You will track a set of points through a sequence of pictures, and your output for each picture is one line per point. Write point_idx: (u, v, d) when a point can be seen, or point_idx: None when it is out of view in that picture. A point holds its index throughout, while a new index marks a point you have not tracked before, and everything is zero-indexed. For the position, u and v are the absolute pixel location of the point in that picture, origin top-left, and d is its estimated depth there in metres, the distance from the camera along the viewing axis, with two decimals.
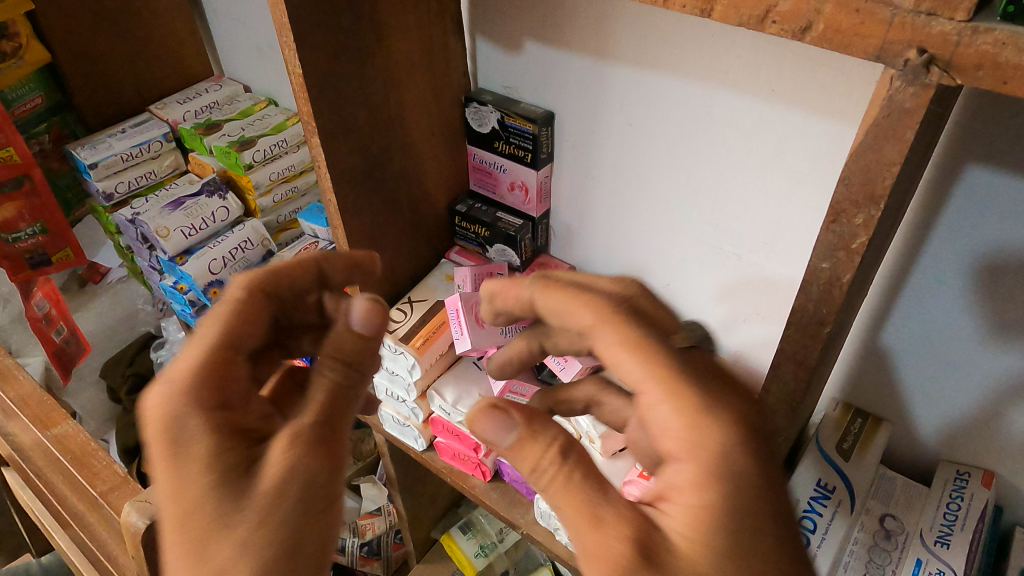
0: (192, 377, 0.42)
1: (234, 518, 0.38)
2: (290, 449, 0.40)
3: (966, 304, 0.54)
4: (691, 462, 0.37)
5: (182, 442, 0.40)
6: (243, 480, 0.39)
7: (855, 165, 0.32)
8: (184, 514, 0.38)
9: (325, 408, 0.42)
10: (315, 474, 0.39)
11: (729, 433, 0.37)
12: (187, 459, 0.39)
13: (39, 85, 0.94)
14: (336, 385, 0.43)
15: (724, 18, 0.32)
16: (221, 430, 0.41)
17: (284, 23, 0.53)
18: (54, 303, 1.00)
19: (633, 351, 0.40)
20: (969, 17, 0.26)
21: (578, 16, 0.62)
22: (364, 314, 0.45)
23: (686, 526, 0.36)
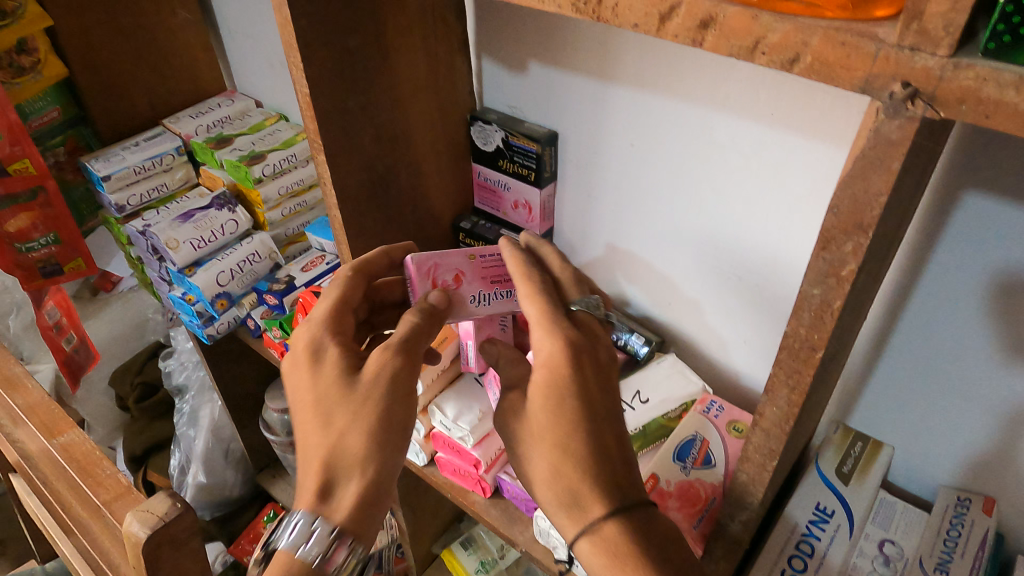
0: (318, 328, 0.54)
1: (347, 405, 0.48)
2: (392, 355, 0.50)
3: (963, 331, 0.54)
4: (540, 361, 0.50)
5: (313, 361, 0.51)
6: (353, 376, 0.50)
7: (842, 195, 0.32)
8: (315, 407, 0.49)
9: (417, 335, 0.53)
10: (403, 373, 0.50)
11: (559, 341, 0.50)
12: (319, 373, 0.51)
13: (56, 99, 0.96)
14: (420, 329, 0.53)
15: (715, 49, 0.32)
16: (341, 350, 0.52)
17: (292, 44, 0.54)
18: (65, 312, 1.04)
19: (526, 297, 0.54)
20: (951, 53, 0.26)
21: (580, 39, 0.63)
22: (439, 297, 0.56)
23: (531, 398, 0.50)
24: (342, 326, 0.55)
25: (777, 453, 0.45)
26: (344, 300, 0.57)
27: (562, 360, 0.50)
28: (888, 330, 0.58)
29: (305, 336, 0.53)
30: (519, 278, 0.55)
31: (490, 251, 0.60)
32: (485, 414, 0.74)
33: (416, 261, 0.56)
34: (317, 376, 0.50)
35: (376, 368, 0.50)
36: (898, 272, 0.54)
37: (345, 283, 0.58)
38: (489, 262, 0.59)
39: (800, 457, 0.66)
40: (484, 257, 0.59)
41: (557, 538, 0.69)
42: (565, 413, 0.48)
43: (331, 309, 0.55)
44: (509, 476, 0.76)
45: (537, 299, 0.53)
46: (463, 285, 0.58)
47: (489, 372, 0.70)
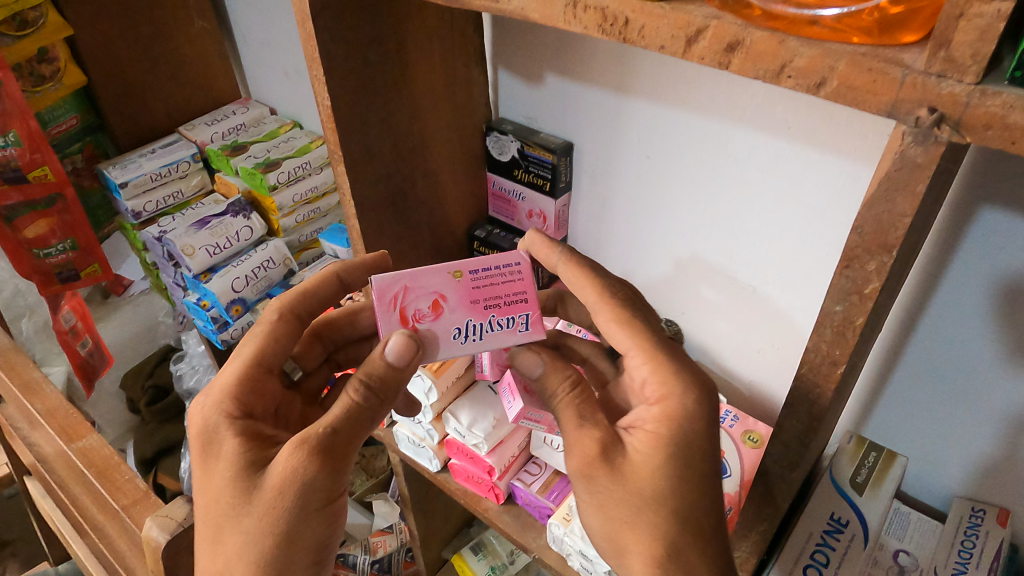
0: (220, 403, 0.50)
1: (241, 517, 0.46)
2: (302, 458, 0.45)
3: (978, 344, 0.54)
4: (660, 407, 0.46)
5: (208, 449, 0.48)
6: (251, 481, 0.46)
7: (867, 214, 0.33)
8: (211, 509, 0.47)
9: (343, 426, 0.47)
10: (317, 480, 0.45)
11: (688, 387, 0.45)
12: (213, 465, 0.48)
13: (75, 107, 0.97)
14: (345, 418, 0.47)
15: (742, 72, 0.33)
16: (243, 438, 0.48)
17: (314, 58, 0.55)
18: (81, 316, 1.04)
19: (618, 324, 0.48)
20: (978, 80, 0.26)
21: (597, 52, 0.63)
22: (398, 349, 0.47)
23: (640, 445, 0.45)
24: (250, 396, 0.51)
25: (796, 465, 0.46)
26: (257, 362, 0.53)
27: (684, 406, 0.45)
28: (902, 342, 0.58)
29: (202, 414, 0.49)
30: (600, 299, 0.49)
31: (483, 268, 0.51)
32: (499, 421, 0.74)
33: (379, 287, 0.49)
34: (213, 470, 0.48)
35: (281, 475, 0.45)
36: (914, 286, 0.55)
37: (264, 336, 0.54)
38: (479, 281, 0.50)
39: (814, 467, 0.67)
40: (474, 276, 0.50)
41: (571, 545, 0.70)
42: (680, 464, 0.44)
43: (240, 376, 0.51)
44: (522, 483, 0.77)
45: (635, 328, 0.48)
46: (445, 312, 0.49)
47: (505, 380, 0.70)
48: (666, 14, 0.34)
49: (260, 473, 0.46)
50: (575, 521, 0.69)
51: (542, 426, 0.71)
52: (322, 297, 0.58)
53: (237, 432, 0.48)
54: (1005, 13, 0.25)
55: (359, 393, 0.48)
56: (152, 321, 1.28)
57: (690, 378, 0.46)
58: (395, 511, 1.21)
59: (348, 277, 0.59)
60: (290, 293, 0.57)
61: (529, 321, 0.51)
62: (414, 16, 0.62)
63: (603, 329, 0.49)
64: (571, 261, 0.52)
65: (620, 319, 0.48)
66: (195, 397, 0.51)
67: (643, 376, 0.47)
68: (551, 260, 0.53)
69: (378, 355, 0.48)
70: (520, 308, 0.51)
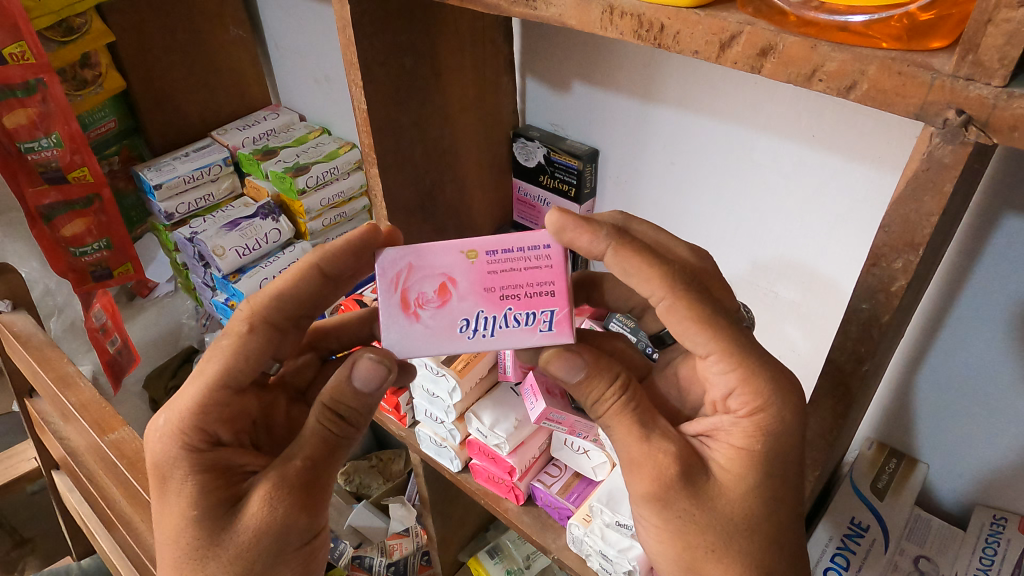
0: (181, 435, 0.49)
1: (207, 560, 0.46)
2: (276, 501, 0.46)
3: (1002, 351, 0.55)
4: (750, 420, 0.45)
5: (169, 483, 0.48)
6: (221, 522, 0.47)
7: (895, 214, 0.35)
8: (171, 546, 0.47)
9: (316, 463, 0.48)
10: (293, 521, 0.47)
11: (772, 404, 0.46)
12: (173, 500, 0.48)
13: (113, 111, 1.01)
14: (316, 456, 0.48)
15: (774, 76, 0.34)
16: (209, 474, 0.48)
17: (353, 63, 0.57)
18: (111, 315, 1.07)
19: (701, 327, 0.46)
20: (1004, 83, 0.28)
21: (626, 59, 0.65)
22: (366, 372, 0.48)
23: (727, 463, 0.46)
24: (216, 421, 0.50)
25: (819, 463, 0.48)
26: (220, 381, 0.50)
27: (774, 420, 0.45)
28: (925, 348, 0.59)
29: (161, 444, 0.49)
30: (671, 297, 0.46)
31: (501, 249, 0.47)
32: (521, 422, 0.75)
33: (381, 265, 0.47)
34: (174, 506, 0.47)
35: (253, 518, 0.46)
36: (937, 292, 0.56)
37: (233, 350, 0.51)
38: (495, 265, 0.47)
39: (834, 473, 0.68)
40: (490, 258, 0.47)
41: (590, 545, 0.70)
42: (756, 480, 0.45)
43: (203, 399, 0.50)
44: (542, 483, 0.78)
45: (717, 331, 0.46)
46: (452, 299, 0.47)
47: (528, 380, 0.71)
48: (701, 20, 0.35)
49: (229, 512, 0.47)
50: (596, 521, 0.70)
51: (564, 427, 0.72)
52: (301, 295, 0.53)
53: (202, 468, 0.48)
54: None
55: (328, 425, 0.48)
56: (175, 326, 1.25)
57: (779, 380, 0.46)
58: (411, 514, 1.21)
59: (329, 267, 0.53)
60: (259, 296, 0.52)
61: (553, 318, 0.48)
62: (449, 26, 0.64)
63: (679, 331, 0.47)
64: (622, 250, 0.46)
65: (701, 321, 0.46)
66: (153, 417, 0.50)
67: (729, 383, 0.46)
68: (597, 247, 0.46)
69: (347, 375, 0.48)
70: (543, 303, 0.47)
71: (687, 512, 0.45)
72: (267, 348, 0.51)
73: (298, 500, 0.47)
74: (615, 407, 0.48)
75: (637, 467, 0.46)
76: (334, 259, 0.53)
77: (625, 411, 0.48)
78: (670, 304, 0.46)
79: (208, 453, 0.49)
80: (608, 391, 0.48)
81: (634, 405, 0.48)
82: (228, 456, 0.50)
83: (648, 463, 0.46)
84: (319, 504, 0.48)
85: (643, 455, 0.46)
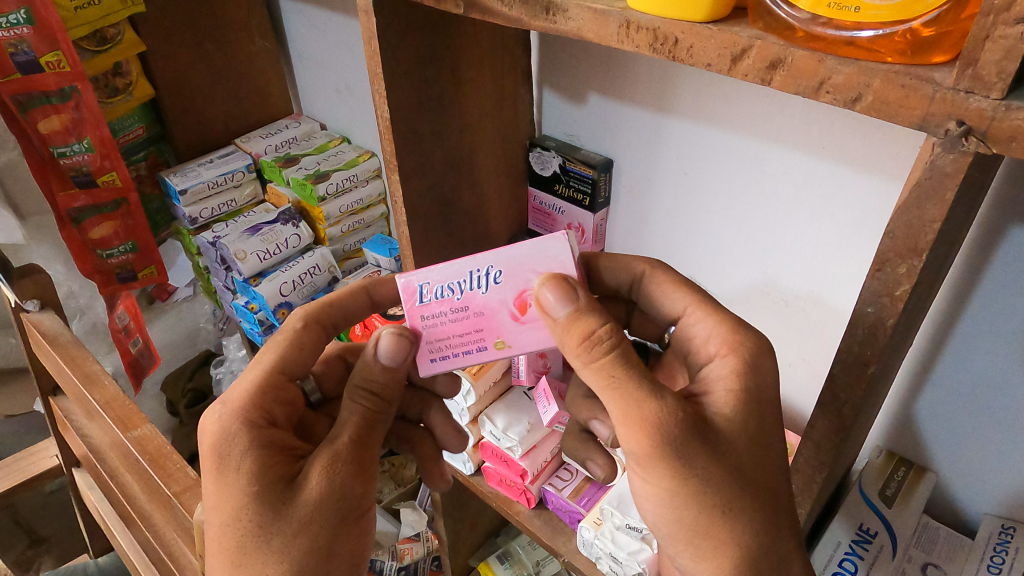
0: (241, 413, 0.48)
1: (275, 533, 0.45)
2: (335, 470, 0.47)
3: (1007, 362, 0.55)
4: (734, 356, 0.47)
5: (227, 463, 0.46)
6: (282, 496, 0.46)
7: (899, 220, 0.36)
8: (234, 525, 0.45)
9: (364, 437, 0.49)
10: (352, 489, 0.47)
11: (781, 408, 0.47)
12: (233, 482, 0.46)
13: (141, 118, 1.04)
14: (364, 431, 0.49)
15: (782, 88, 0.36)
16: (268, 451, 0.47)
17: (378, 74, 0.59)
18: (133, 316, 1.09)
19: (676, 286, 0.54)
20: (1003, 96, 0.29)
21: (641, 73, 0.67)
22: (390, 346, 0.49)
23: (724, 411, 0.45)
24: (270, 407, 0.50)
25: (825, 465, 0.49)
26: (277, 368, 0.52)
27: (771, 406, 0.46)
28: (933, 356, 0.60)
29: (219, 425, 0.47)
30: (649, 266, 0.56)
31: None
32: (533, 425, 0.77)
33: None
34: (235, 488, 0.46)
35: (316, 489, 0.46)
36: (943, 302, 0.57)
37: (288, 342, 0.53)
38: None
39: (841, 480, 0.68)
40: None
41: (601, 548, 0.71)
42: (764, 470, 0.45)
43: (262, 382, 0.51)
44: (553, 487, 0.79)
45: (691, 290, 0.54)
46: None
47: (540, 385, 0.74)
48: (713, 35, 0.37)
49: (291, 486, 0.46)
50: (606, 524, 0.70)
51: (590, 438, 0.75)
52: (348, 312, 0.58)
53: (263, 444, 0.47)
54: None
55: (370, 403, 0.51)
56: (194, 328, 1.27)
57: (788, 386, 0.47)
58: (422, 519, 1.22)
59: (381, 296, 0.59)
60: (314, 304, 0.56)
61: None
62: (470, 37, 0.66)
63: (659, 293, 0.55)
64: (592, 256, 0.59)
65: (676, 282, 0.55)
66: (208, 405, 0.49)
67: (709, 332, 0.50)
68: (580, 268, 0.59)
69: (374, 353, 0.50)
70: None
71: (706, 471, 0.42)
72: (316, 347, 0.55)
73: (356, 472, 0.48)
74: (604, 357, 0.43)
75: (629, 424, 0.42)
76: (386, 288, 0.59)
77: (619, 359, 0.43)
78: (644, 276, 0.56)
79: (265, 432, 0.48)
80: (599, 340, 0.44)
81: (626, 363, 0.43)
82: (283, 437, 0.49)
83: (637, 410, 0.42)
84: (372, 477, 0.49)
85: (633, 404, 0.42)
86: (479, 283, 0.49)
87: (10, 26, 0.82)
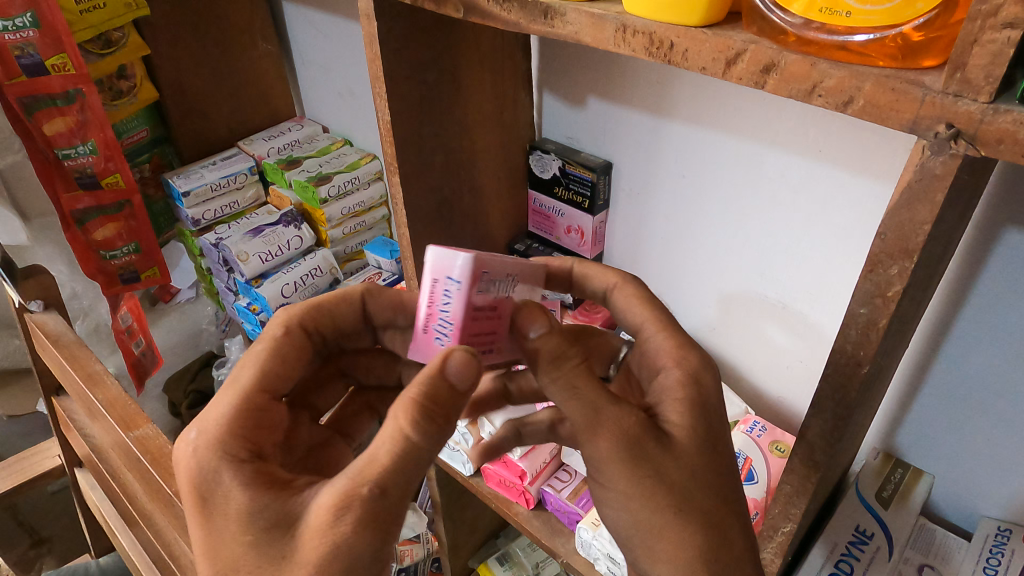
0: (220, 445, 0.44)
1: None
2: (339, 520, 0.38)
3: (1004, 364, 0.56)
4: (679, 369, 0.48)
5: (210, 502, 0.42)
6: (274, 545, 0.39)
7: (890, 222, 0.37)
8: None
9: (391, 478, 0.40)
10: (363, 547, 0.38)
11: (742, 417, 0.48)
12: (221, 526, 0.41)
13: (145, 120, 1.05)
14: (391, 470, 0.40)
15: (776, 91, 0.36)
16: (255, 489, 0.42)
17: (379, 77, 0.60)
18: (136, 317, 1.10)
19: (644, 303, 0.54)
20: (991, 100, 0.30)
21: (640, 77, 0.67)
22: (461, 367, 0.41)
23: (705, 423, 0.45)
24: (251, 431, 0.46)
25: (819, 465, 0.49)
26: (256, 386, 0.48)
27: None
28: (929, 358, 0.60)
29: (196, 459, 0.43)
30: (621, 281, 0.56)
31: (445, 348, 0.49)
32: None
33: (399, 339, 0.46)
34: (223, 532, 0.41)
35: (316, 543, 0.38)
36: (940, 304, 0.57)
37: (269, 351, 0.51)
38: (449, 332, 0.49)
39: (839, 481, 0.69)
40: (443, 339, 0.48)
41: (599, 549, 0.71)
42: None
43: (240, 404, 0.46)
44: (552, 488, 0.79)
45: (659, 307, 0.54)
46: None
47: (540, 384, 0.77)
48: (708, 39, 0.38)
49: (283, 534, 0.40)
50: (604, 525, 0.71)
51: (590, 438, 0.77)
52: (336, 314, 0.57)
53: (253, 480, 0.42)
54: (1014, 40, 0.28)
55: (409, 429, 0.40)
56: (197, 329, 1.27)
57: None
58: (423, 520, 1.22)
59: (372, 300, 0.59)
60: (297, 306, 0.55)
61: None
62: (470, 41, 0.66)
63: (623, 305, 0.55)
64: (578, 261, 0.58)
65: (641, 297, 0.55)
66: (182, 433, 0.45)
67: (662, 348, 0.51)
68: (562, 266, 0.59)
69: (440, 371, 0.41)
70: None
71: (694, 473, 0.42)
72: (301, 353, 0.53)
73: (369, 522, 0.39)
74: (569, 370, 0.43)
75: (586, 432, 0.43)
76: (378, 296, 0.59)
77: (583, 371, 0.44)
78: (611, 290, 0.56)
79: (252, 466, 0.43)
80: (559, 360, 0.43)
81: (587, 377, 0.44)
82: (274, 471, 0.44)
83: (593, 420, 0.43)
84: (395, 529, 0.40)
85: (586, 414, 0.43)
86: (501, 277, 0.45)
87: (16, 29, 0.83)
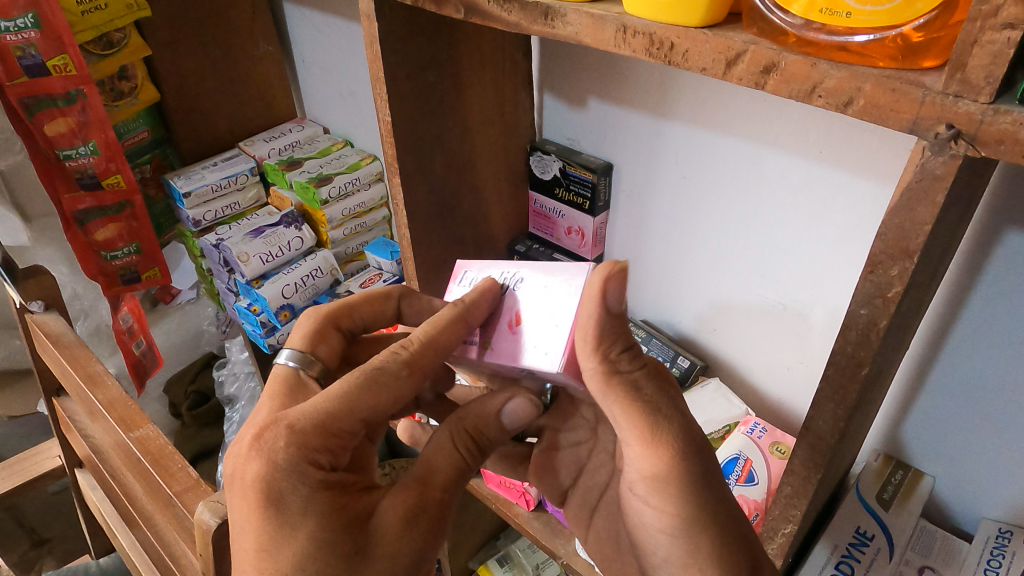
0: (307, 446, 0.44)
1: None
2: (415, 523, 0.45)
3: (1004, 365, 0.56)
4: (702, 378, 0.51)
5: (288, 500, 0.43)
6: (350, 545, 0.43)
7: (890, 222, 0.37)
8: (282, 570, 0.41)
9: (450, 490, 0.47)
10: (423, 549, 0.45)
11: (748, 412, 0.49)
12: (290, 526, 0.42)
13: (146, 121, 1.05)
14: (452, 484, 0.47)
15: (777, 92, 0.36)
16: (335, 493, 0.44)
17: (379, 78, 0.60)
18: (137, 318, 1.10)
19: None
20: (991, 100, 0.30)
21: (640, 78, 0.67)
22: (519, 409, 0.52)
23: None
24: None
25: (819, 466, 0.49)
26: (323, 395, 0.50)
27: None
28: (930, 359, 0.60)
29: (282, 454, 0.43)
30: None
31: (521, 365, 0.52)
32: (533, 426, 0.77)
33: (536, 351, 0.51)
34: (297, 532, 0.42)
35: (393, 543, 0.44)
36: (941, 304, 0.57)
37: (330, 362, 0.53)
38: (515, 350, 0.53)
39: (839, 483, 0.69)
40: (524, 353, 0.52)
41: None
42: None
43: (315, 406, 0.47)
44: None
45: None
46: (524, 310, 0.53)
47: None
48: (708, 39, 0.38)
49: (358, 535, 0.44)
50: None
51: None
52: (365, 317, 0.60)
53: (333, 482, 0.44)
54: (1014, 41, 0.28)
55: (467, 452, 0.49)
56: (197, 330, 1.27)
57: None
58: None
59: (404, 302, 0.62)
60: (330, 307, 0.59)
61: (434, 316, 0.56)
62: (471, 43, 0.67)
63: None
64: None
65: None
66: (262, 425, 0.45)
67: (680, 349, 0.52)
68: None
69: (498, 409, 0.51)
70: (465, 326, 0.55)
71: None
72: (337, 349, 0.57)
73: (430, 529, 0.45)
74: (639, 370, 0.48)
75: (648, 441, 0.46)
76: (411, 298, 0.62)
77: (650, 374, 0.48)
78: None
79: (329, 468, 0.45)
80: (621, 352, 0.47)
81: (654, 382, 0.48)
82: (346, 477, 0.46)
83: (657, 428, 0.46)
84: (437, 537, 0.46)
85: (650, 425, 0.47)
86: (506, 286, 0.54)
87: (17, 30, 0.83)
